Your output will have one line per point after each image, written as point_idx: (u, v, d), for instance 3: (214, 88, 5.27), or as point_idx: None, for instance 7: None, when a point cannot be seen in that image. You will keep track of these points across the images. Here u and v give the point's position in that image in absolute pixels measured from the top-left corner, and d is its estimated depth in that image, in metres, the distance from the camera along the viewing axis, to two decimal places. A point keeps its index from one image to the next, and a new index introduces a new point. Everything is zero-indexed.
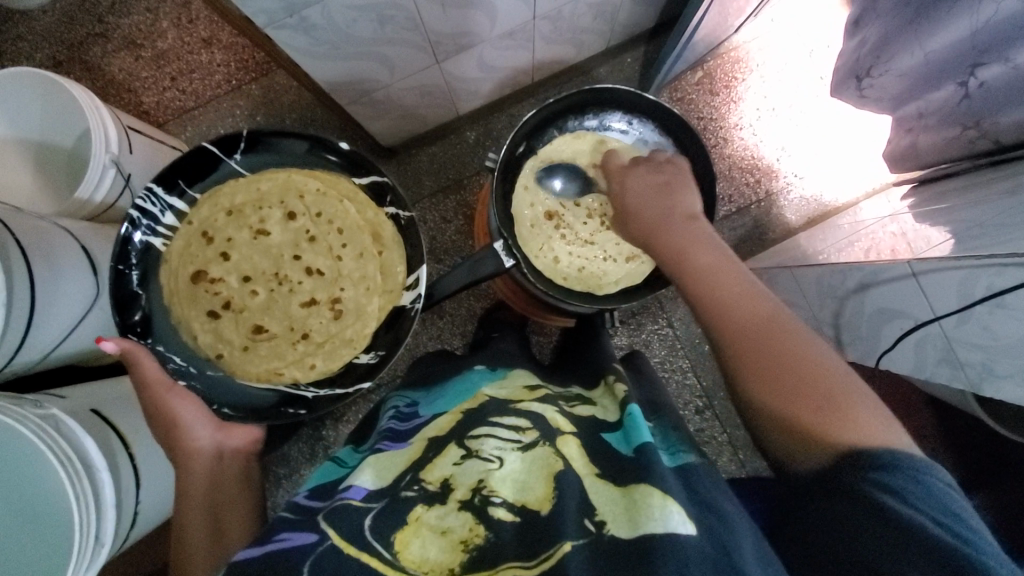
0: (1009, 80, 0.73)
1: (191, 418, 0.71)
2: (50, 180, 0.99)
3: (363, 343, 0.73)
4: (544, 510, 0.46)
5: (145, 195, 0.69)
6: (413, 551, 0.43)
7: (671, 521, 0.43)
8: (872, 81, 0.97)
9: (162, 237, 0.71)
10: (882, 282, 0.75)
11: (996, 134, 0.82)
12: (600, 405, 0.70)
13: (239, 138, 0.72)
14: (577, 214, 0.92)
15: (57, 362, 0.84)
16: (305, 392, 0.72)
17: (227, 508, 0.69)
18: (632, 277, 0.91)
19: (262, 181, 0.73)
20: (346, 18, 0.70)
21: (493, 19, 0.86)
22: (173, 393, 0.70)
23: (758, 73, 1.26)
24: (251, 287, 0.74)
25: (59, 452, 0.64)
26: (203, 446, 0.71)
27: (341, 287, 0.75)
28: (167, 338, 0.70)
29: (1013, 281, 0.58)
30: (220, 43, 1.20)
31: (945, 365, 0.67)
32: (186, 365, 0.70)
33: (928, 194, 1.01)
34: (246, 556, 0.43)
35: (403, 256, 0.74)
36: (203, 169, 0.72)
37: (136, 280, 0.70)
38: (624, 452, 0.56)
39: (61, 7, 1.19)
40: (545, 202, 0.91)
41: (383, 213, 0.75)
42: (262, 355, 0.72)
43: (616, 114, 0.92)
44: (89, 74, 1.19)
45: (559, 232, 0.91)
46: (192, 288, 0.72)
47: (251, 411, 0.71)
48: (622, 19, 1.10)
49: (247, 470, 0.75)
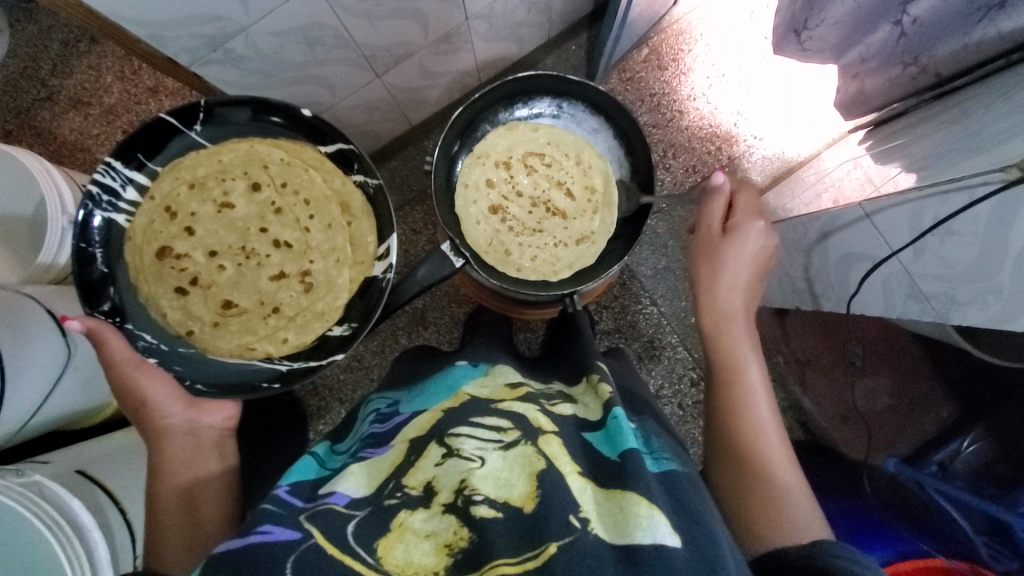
0: (939, 13, 0.73)
1: (162, 397, 0.69)
2: (12, 251, 0.98)
3: (335, 316, 0.74)
4: (527, 508, 0.45)
5: (103, 169, 0.69)
6: (397, 555, 0.42)
7: (658, 531, 0.43)
8: (809, 33, 0.94)
9: (124, 213, 0.72)
10: (841, 228, 0.78)
11: (935, 67, 0.81)
12: (583, 404, 0.69)
13: (196, 108, 0.71)
14: (522, 205, 0.92)
15: (39, 430, 0.83)
16: (281, 366, 0.73)
17: (202, 488, 0.69)
18: (585, 257, 0.91)
19: (224, 153, 0.74)
20: (271, 44, 0.70)
21: (424, 26, 0.86)
22: (144, 371, 0.68)
23: (703, 42, 1.27)
24: (218, 262, 0.74)
25: (43, 515, 0.64)
26: (175, 424, 0.70)
27: (310, 260, 0.76)
28: (137, 316, 0.71)
29: (953, 208, 0.60)
30: (166, 90, 1.19)
31: (911, 301, 0.68)
32: (157, 343, 0.71)
33: (884, 135, 1.02)
34: (227, 550, 0.42)
35: (372, 225, 0.76)
36: (161, 141, 0.71)
37: (101, 259, 0.70)
38: (610, 457, 0.55)
39: (4, 77, 1.19)
40: (488, 197, 0.91)
41: (351, 180, 0.76)
42: (234, 331, 0.73)
43: (545, 99, 0.93)
44: (42, 139, 1.18)
45: (506, 226, 0.91)
46: (158, 264, 0.72)
47: (228, 387, 0.72)
48: (557, 8, 1.11)
49: (222, 448, 0.74)
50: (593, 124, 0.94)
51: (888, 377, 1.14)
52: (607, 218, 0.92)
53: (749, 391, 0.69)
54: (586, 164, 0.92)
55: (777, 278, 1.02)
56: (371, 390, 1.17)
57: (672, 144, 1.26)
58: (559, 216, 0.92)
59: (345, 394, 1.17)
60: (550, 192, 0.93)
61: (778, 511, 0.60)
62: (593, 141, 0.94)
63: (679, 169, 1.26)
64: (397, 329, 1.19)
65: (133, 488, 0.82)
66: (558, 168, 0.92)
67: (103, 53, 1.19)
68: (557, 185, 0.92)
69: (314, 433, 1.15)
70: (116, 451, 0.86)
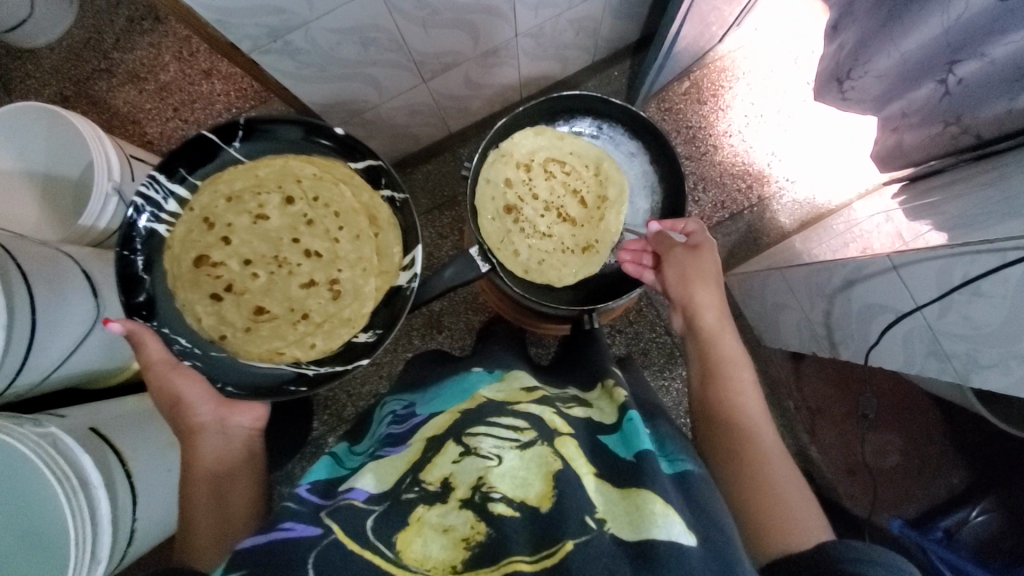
0: (985, 76, 0.73)
1: (194, 396, 0.71)
2: (55, 209, 1.01)
3: (361, 322, 0.76)
4: (543, 507, 0.45)
5: (148, 182, 0.71)
6: (416, 549, 0.42)
7: (673, 529, 0.43)
8: (852, 82, 0.95)
9: (166, 224, 0.73)
10: (867, 277, 0.77)
11: (978, 129, 0.81)
12: (597, 407, 0.68)
13: (237, 125, 0.73)
14: (534, 206, 0.93)
15: (58, 385, 0.85)
16: (306, 369, 0.75)
17: (231, 485, 0.72)
18: (589, 267, 0.93)
19: (260, 167, 0.76)
20: (329, 41, 0.73)
21: (475, 38, 0.89)
22: (178, 372, 0.71)
23: (745, 81, 1.28)
24: (252, 270, 0.77)
25: (54, 467, 0.66)
26: (206, 423, 0.73)
27: (338, 269, 0.78)
28: (172, 321, 0.73)
29: (984, 268, 0.60)
30: (220, 74, 1.24)
31: (933, 358, 0.68)
32: (191, 347, 0.73)
33: (917, 191, 1.01)
34: (249, 546, 0.43)
35: (398, 237, 0.77)
36: (203, 157, 0.73)
37: (141, 265, 0.72)
38: (624, 456, 0.55)
39: (68, 45, 1.24)
40: (504, 196, 0.92)
41: (378, 195, 0.77)
42: (265, 336, 0.75)
43: (585, 120, 0.96)
44: (96, 108, 1.24)
45: (518, 226, 0.92)
46: (195, 272, 0.74)
47: (255, 390, 0.74)
48: (605, 34, 1.13)
49: (251, 448, 0.76)
50: (629, 148, 0.96)
51: (898, 437, 1.14)
52: (613, 226, 0.93)
53: (740, 389, 0.69)
54: (604, 175, 0.94)
55: (795, 321, 1.01)
56: (379, 386, 1.18)
57: (704, 177, 1.27)
58: (569, 223, 0.93)
59: (353, 388, 1.18)
60: (564, 199, 0.94)
61: (776, 518, 0.57)
62: (627, 164, 0.96)
63: (707, 203, 1.26)
64: (410, 329, 1.20)
65: (142, 450, 0.83)
66: (576, 177, 0.94)
67: (165, 32, 1.24)
68: (572, 193, 0.94)
69: (318, 422, 1.17)
70: (129, 414, 0.88)
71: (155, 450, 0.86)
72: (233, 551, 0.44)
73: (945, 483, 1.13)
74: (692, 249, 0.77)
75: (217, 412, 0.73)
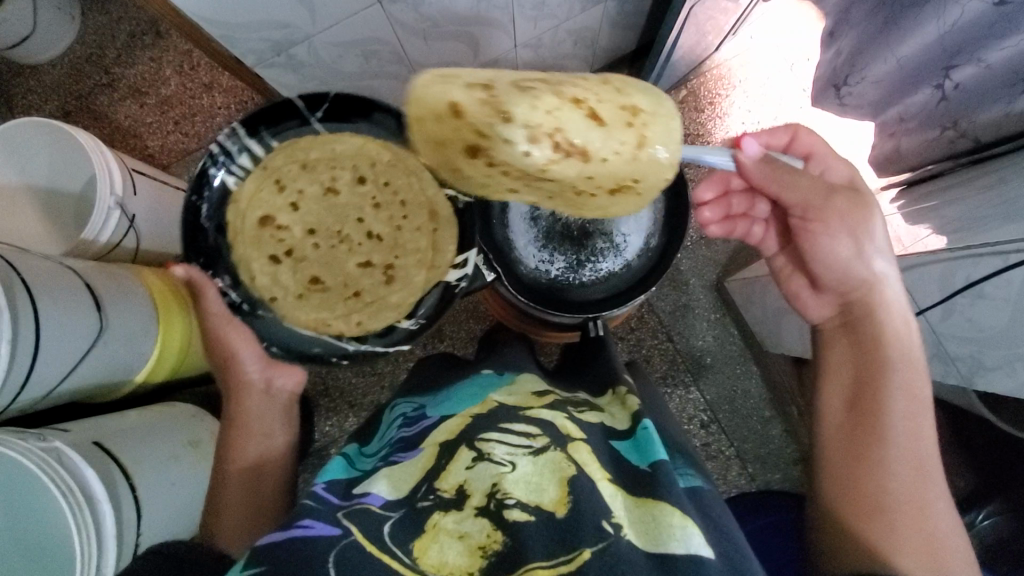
0: (981, 80, 0.74)
1: (246, 356, 0.76)
2: (57, 223, 1.01)
3: (407, 309, 0.79)
4: (559, 513, 0.44)
5: (226, 134, 0.75)
6: (432, 556, 0.42)
7: (692, 540, 0.43)
8: (850, 88, 0.96)
9: (235, 176, 0.76)
10: None
11: (975, 133, 0.81)
12: (609, 412, 0.68)
13: (324, 98, 0.77)
14: (512, 139, 0.53)
15: (61, 399, 0.85)
16: (349, 345, 0.79)
17: (265, 453, 0.77)
18: (617, 211, 0.65)
19: (337, 145, 0.78)
20: (331, 53, 0.74)
21: (475, 50, 0.90)
22: (233, 327, 0.75)
23: (742, 88, 1.29)
24: (312, 240, 0.79)
25: (58, 481, 0.66)
26: (252, 381, 0.77)
27: (395, 255, 0.81)
28: (226, 268, 0.77)
29: (987, 271, 0.60)
30: (221, 87, 1.25)
31: (937, 360, 0.70)
32: (239, 301, 0.78)
33: (916, 196, 1.02)
34: (270, 541, 0.43)
35: (453, 236, 0.80)
36: (282, 121, 0.76)
37: (206, 211, 0.75)
38: (639, 465, 0.54)
39: (70, 61, 1.25)
40: (462, 134, 0.56)
41: (442, 192, 0.80)
42: (314, 305, 0.79)
43: None
44: (98, 123, 1.24)
45: (501, 169, 0.58)
46: (257, 231, 0.78)
47: (294, 352, 0.80)
48: (603, 43, 1.14)
49: (290, 408, 0.82)
50: None
51: None
52: (654, 155, 0.59)
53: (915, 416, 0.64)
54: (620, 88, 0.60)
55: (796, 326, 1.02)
56: (382, 396, 1.18)
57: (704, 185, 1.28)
58: (577, 157, 0.56)
59: (355, 398, 1.18)
60: (562, 114, 0.55)
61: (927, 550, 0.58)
62: None
63: None
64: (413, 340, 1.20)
65: (146, 464, 0.83)
66: (577, 88, 0.57)
67: (166, 47, 1.25)
68: (575, 104, 0.56)
69: (321, 433, 1.17)
70: (132, 427, 0.88)
71: (160, 463, 0.86)
72: (253, 547, 0.43)
73: (951, 486, 1.12)
74: (830, 193, 0.68)
75: (264, 372, 0.78)
